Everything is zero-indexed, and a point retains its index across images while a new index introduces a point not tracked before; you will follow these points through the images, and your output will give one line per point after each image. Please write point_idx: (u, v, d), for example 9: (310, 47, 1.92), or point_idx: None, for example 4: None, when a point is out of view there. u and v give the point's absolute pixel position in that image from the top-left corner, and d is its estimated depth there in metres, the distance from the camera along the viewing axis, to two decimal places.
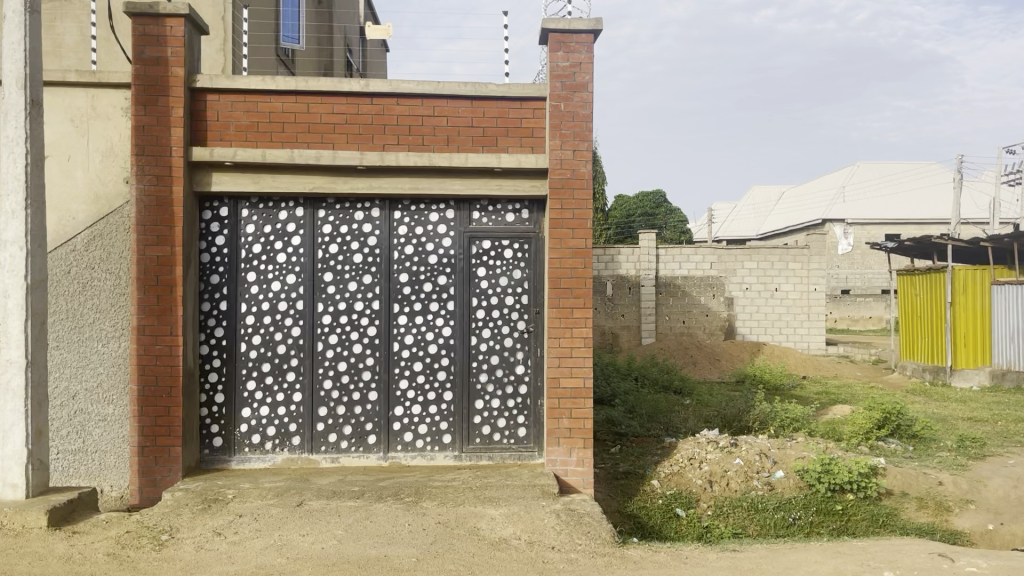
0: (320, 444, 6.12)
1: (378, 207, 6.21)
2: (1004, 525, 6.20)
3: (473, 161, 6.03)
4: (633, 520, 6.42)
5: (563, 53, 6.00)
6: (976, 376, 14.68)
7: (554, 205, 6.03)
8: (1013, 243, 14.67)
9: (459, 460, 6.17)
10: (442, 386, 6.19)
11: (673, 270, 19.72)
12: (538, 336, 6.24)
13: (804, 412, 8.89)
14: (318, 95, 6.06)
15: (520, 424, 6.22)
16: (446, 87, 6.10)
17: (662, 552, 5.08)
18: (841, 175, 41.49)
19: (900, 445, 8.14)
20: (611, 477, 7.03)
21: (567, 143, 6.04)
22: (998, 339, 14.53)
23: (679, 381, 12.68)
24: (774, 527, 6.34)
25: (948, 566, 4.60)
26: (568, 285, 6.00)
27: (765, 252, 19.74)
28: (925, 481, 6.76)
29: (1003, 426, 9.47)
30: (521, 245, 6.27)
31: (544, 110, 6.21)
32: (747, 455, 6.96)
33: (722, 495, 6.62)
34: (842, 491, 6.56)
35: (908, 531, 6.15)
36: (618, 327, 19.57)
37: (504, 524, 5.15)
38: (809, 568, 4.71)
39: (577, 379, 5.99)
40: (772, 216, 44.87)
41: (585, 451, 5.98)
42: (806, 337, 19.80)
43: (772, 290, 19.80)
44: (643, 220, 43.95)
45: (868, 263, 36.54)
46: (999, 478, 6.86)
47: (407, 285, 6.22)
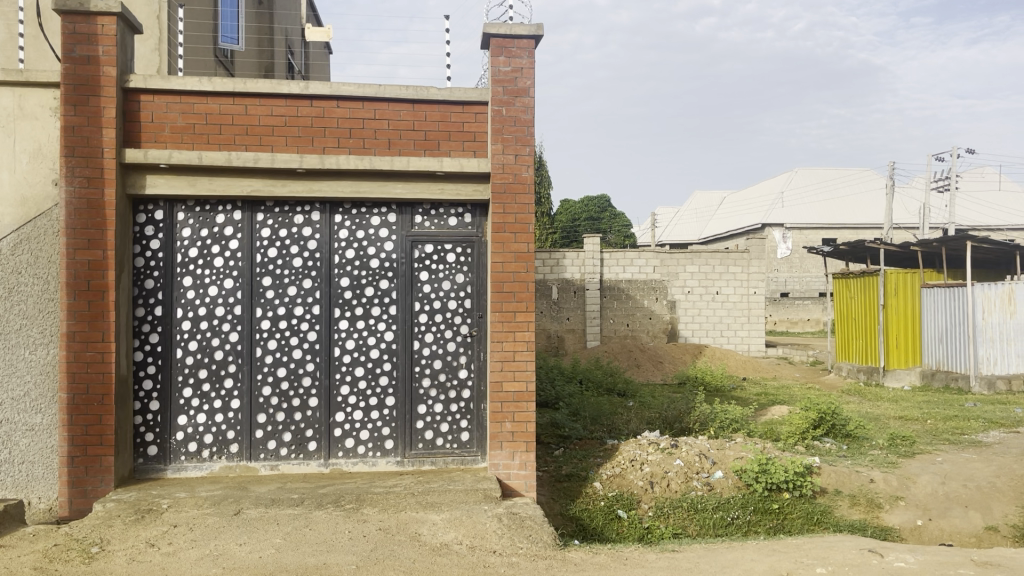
0: (259, 451, 6.01)
1: (318, 210, 6.14)
2: (932, 521, 6.42)
3: (415, 164, 6.00)
4: (576, 522, 6.44)
5: (505, 58, 6.03)
6: (907, 377, 15.27)
7: (496, 210, 6.04)
8: (941, 247, 15.15)
9: (402, 466, 6.13)
10: (385, 391, 6.14)
11: (617, 274, 19.93)
12: (481, 340, 6.25)
13: (743, 412, 9.07)
14: (256, 97, 5.98)
15: (463, 429, 6.21)
16: (387, 90, 6.06)
17: (602, 554, 5.13)
18: (780, 181, 42.43)
19: (834, 444, 8.35)
20: (553, 481, 7.06)
21: (509, 148, 6.06)
22: (929, 342, 14.99)
23: (623, 384, 12.82)
24: (712, 526, 6.42)
25: (877, 562, 4.74)
26: (510, 289, 6.01)
27: (707, 256, 20.09)
28: (857, 479, 6.96)
29: (932, 424, 9.79)
30: (464, 249, 6.27)
31: (486, 114, 6.23)
32: (687, 456, 7.10)
33: (663, 496, 6.69)
34: (778, 490, 6.69)
35: (841, 528, 6.30)
36: (563, 331, 19.68)
37: (446, 529, 5.14)
38: (745, 566, 4.79)
39: (520, 383, 6.01)
40: (715, 220, 45.64)
41: (527, 454, 6.00)
42: (747, 340, 20.21)
43: (714, 294, 20.15)
44: (588, 224, 44.33)
45: (806, 267, 37.46)
46: (927, 475, 7.09)
47: (348, 290, 6.16)
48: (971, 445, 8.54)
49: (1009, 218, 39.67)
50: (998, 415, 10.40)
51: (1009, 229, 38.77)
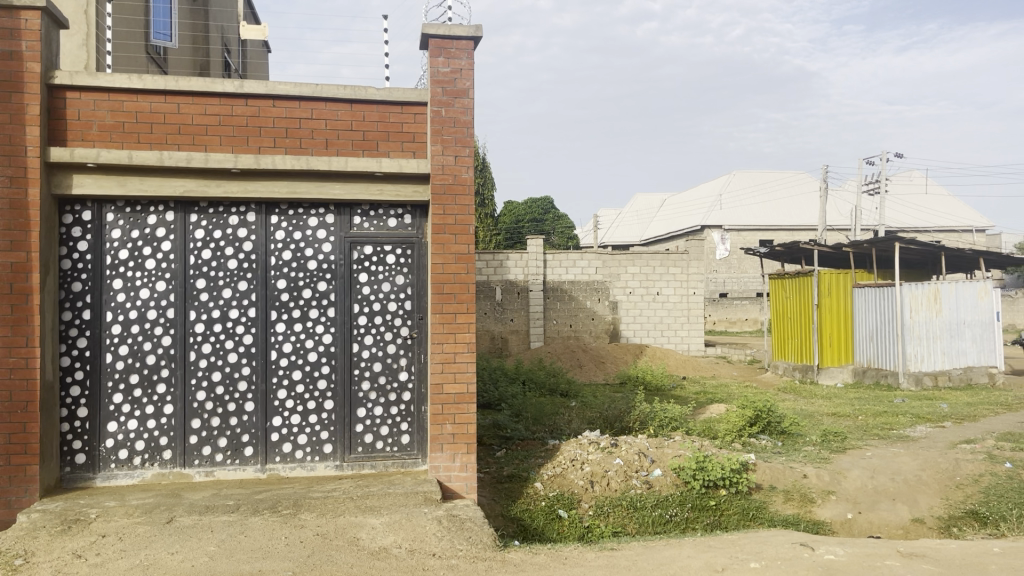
0: (193, 458, 5.88)
1: (254, 210, 6.04)
2: (861, 514, 6.60)
3: (353, 165, 5.94)
4: (517, 522, 6.41)
5: (444, 59, 6.00)
6: (839, 373, 15.73)
7: (436, 211, 6.01)
8: (872, 248, 15.56)
9: (341, 470, 6.06)
10: (323, 395, 6.07)
11: (560, 275, 20.03)
12: (422, 342, 6.22)
13: (682, 411, 9.20)
14: (189, 95, 5.85)
15: (403, 432, 6.17)
16: (324, 90, 5.99)
17: (542, 554, 5.15)
18: (719, 183, 43.23)
19: (770, 441, 8.54)
20: (495, 482, 7.04)
21: (449, 148, 6.04)
22: (861, 339, 15.50)
23: (566, 384, 12.90)
24: (652, 524, 6.44)
25: (808, 555, 4.87)
26: (450, 291, 5.99)
27: (647, 257, 20.34)
28: (791, 475, 7.14)
29: (863, 420, 10.08)
30: (404, 250, 6.23)
31: (425, 115, 6.20)
32: (626, 455, 7.18)
33: (603, 495, 6.75)
34: (715, 487, 6.81)
35: (776, 522, 6.42)
36: (507, 332, 19.68)
37: (384, 533, 5.09)
38: (682, 563, 4.86)
39: (461, 385, 6.00)
40: (656, 222, 46.25)
41: (468, 456, 5.99)
42: (686, 339, 20.53)
43: (655, 294, 20.42)
44: (531, 226, 44.49)
45: (744, 268, 38.23)
46: (857, 470, 7.30)
47: (285, 292, 6.07)
48: (899, 440, 8.83)
49: (935, 220, 41.09)
50: (924, 411, 10.76)
51: (936, 231, 40.20)
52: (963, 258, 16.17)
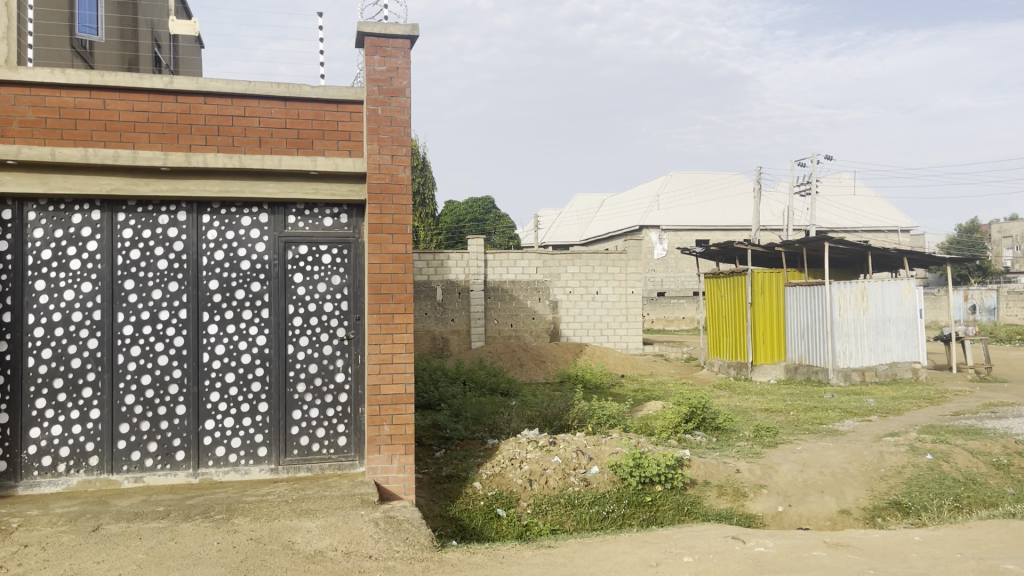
0: (121, 464, 5.73)
1: (185, 210, 5.90)
2: (792, 506, 6.78)
3: (287, 163, 5.86)
4: (456, 522, 6.38)
5: (380, 57, 5.96)
6: (773, 370, 16.11)
7: (373, 210, 5.97)
8: (803, 247, 15.98)
9: (276, 473, 5.97)
10: (257, 397, 5.96)
11: (500, 275, 20.06)
12: (358, 343, 6.16)
13: (619, 409, 9.32)
14: (115, 91, 5.69)
15: (340, 433, 6.11)
16: (258, 87, 5.90)
17: (479, 553, 5.16)
18: (657, 184, 43.86)
19: (704, 437, 8.71)
20: (433, 482, 7.01)
21: (385, 148, 6.00)
22: (793, 337, 15.93)
23: (506, 383, 12.94)
24: (589, 521, 6.52)
25: (739, 548, 4.99)
26: (388, 291, 5.96)
27: (587, 257, 20.52)
28: (724, 470, 7.29)
29: (794, 415, 10.36)
30: (340, 250, 6.16)
31: (361, 114, 6.15)
32: (565, 453, 7.25)
33: (541, 493, 6.80)
34: (651, 483, 6.91)
35: (709, 517, 6.56)
36: (447, 332, 19.61)
37: (320, 536, 5.01)
38: (617, 558, 4.92)
39: (398, 386, 5.97)
40: (596, 222, 46.67)
41: (406, 457, 5.96)
42: (625, 338, 20.77)
43: (594, 294, 20.63)
44: (472, 225, 44.47)
45: (682, 268, 38.85)
46: (787, 464, 7.51)
47: (216, 293, 5.95)
48: (828, 434, 9.09)
49: (864, 220, 42.43)
50: (852, 405, 11.10)
51: (864, 230, 41.51)
52: (889, 258, 16.75)
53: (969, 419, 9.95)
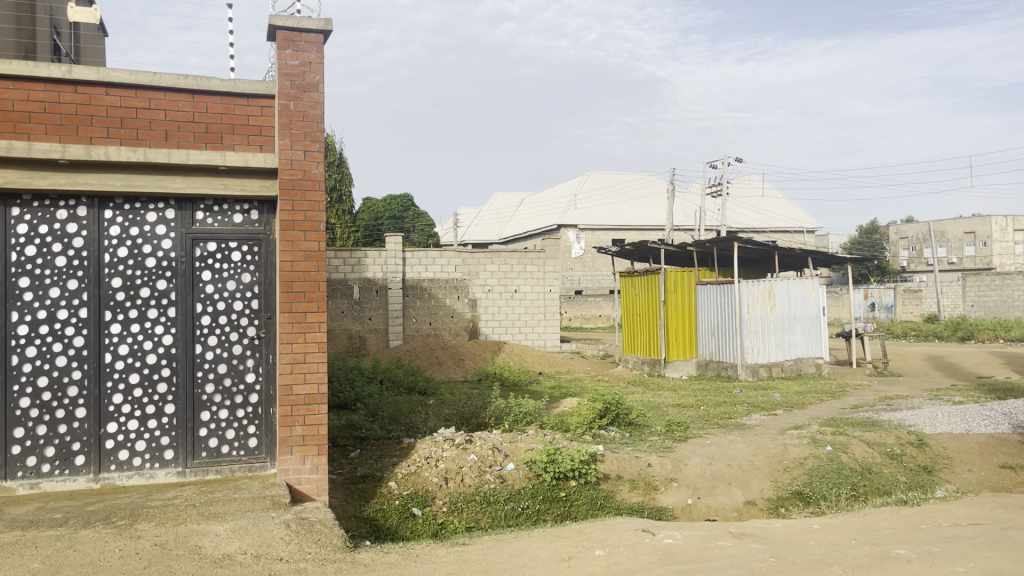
0: (16, 470, 5.46)
1: (85, 205, 5.67)
2: (700, 499, 6.98)
3: (195, 158, 5.71)
4: (370, 522, 6.30)
5: (292, 51, 5.86)
6: (684, 367, 16.47)
7: (284, 206, 5.86)
8: (714, 247, 16.45)
9: (183, 476, 5.81)
10: (163, 398, 5.79)
11: (419, 273, 19.93)
12: (269, 342, 6.04)
13: (536, 406, 9.42)
14: (9, 80, 5.43)
15: (250, 435, 5.98)
16: (163, 79, 5.72)
17: (393, 552, 5.13)
18: (574, 184, 44.38)
19: (618, 432, 8.88)
20: (348, 483, 6.90)
21: (297, 143, 5.90)
22: (703, 335, 16.46)
23: (424, 382, 12.91)
24: (504, 517, 6.56)
25: (648, 540, 5.11)
26: (300, 289, 5.86)
27: (505, 255, 20.64)
28: (637, 464, 7.45)
29: (704, 410, 10.66)
30: (250, 247, 6.03)
31: (273, 108, 6.03)
32: (480, 450, 7.27)
33: (457, 491, 6.80)
34: (565, 479, 7.02)
35: (622, 510, 6.68)
36: (364, 331, 19.35)
37: (228, 539, 4.88)
38: (530, 554, 4.97)
39: (311, 386, 5.88)
40: (515, 220, 46.90)
41: (319, 458, 5.88)
42: (543, 336, 21.00)
43: (512, 292, 20.79)
44: (391, 223, 44.13)
45: (599, 267, 39.48)
46: (697, 457, 7.73)
47: (120, 291, 5.73)
48: (735, 428, 9.40)
49: (773, 220, 43.93)
50: (759, 400, 11.49)
51: (771, 231, 42.98)
52: (794, 258, 17.41)
53: (867, 411, 10.43)
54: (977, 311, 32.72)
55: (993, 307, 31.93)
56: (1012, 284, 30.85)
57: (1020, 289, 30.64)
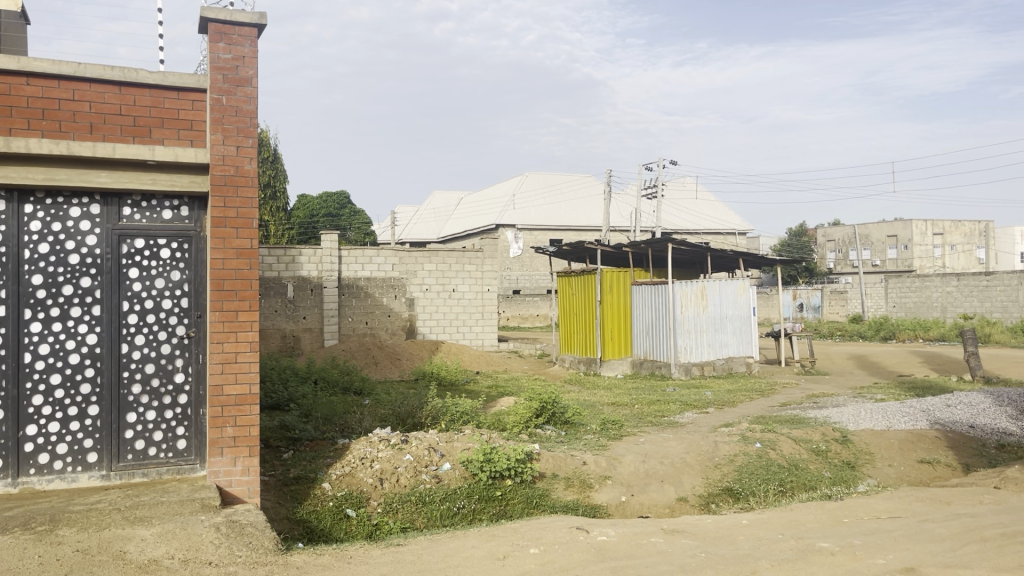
0: None
1: (4, 199, 5.45)
2: (634, 496, 7.08)
3: (122, 152, 5.53)
4: (303, 524, 6.20)
5: (224, 45, 5.74)
6: (620, 365, 16.65)
7: (215, 203, 5.73)
8: (649, 248, 16.68)
9: (107, 480, 5.64)
10: (87, 399, 5.60)
11: (355, 272, 19.72)
12: (199, 342, 5.90)
13: (473, 405, 9.43)
14: None
15: (179, 436, 5.83)
16: (88, 70, 5.54)
17: (325, 554, 5.07)
18: (512, 184, 44.52)
19: (554, 431, 8.94)
20: (280, 484, 6.77)
21: (229, 139, 5.77)
22: (638, 335, 16.67)
23: (360, 383, 12.79)
24: (439, 517, 6.54)
25: (582, 537, 5.17)
26: (231, 287, 5.74)
27: (443, 254, 20.59)
28: (572, 462, 7.52)
29: (638, 408, 10.82)
30: (180, 244, 5.88)
31: (204, 103, 5.90)
32: (416, 451, 7.24)
33: (392, 491, 6.77)
34: (501, 478, 7.05)
35: (557, 509, 6.73)
36: (298, 330, 19.00)
37: (155, 544, 4.75)
38: (465, 553, 4.97)
39: (242, 386, 5.76)
40: (453, 219, 46.79)
41: (250, 459, 5.77)
42: (480, 336, 21.04)
43: (449, 292, 20.76)
44: (327, 221, 43.61)
45: (536, 267, 39.69)
46: (630, 455, 7.83)
47: (41, 288, 5.52)
48: (668, 426, 9.56)
49: (706, 223, 44.82)
50: (691, 398, 11.72)
51: (704, 233, 43.83)
52: (726, 259, 17.77)
53: (794, 409, 10.72)
54: (899, 311, 33.92)
55: (913, 308, 33.14)
56: (931, 286, 32.07)
57: (938, 291, 31.87)
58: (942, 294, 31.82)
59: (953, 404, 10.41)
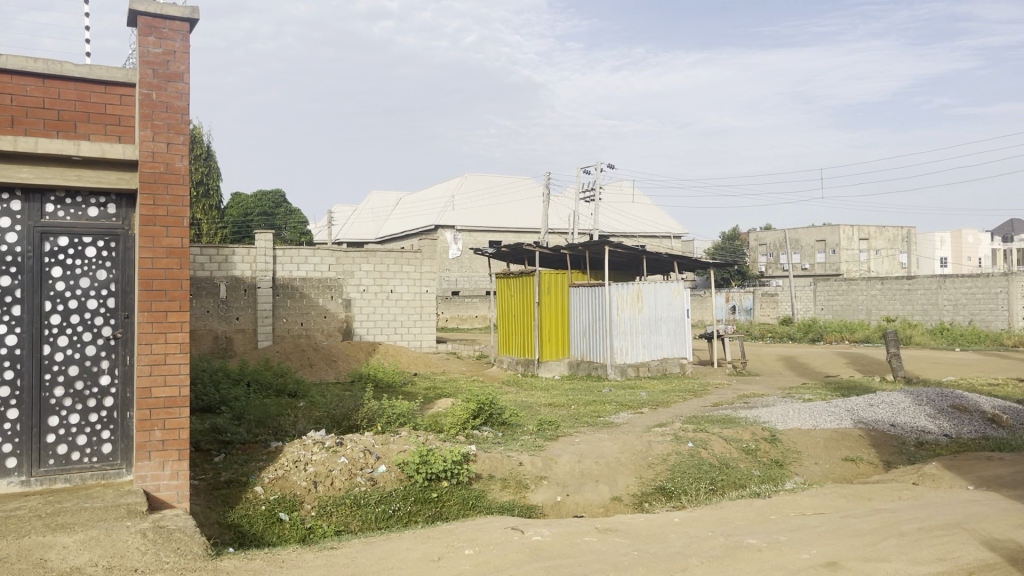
0: None
1: None
2: (569, 496, 7.15)
3: (45, 146, 5.35)
4: (234, 529, 6.08)
5: (155, 39, 5.60)
6: (557, 367, 16.83)
7: (144, 201, 5.59)
8: (584, 251, 16.96)
9: (27, 486, 5.44)
10: (6, 403, 5.39)
11: (290, 272, 19.44)
12: (127, 343, 5.75)
13: (410, 407, 9.40)
14: None
15: (104, 440, 5.67)
16: (9, 61, 5.35)
17: (257, 559, 5.00)
18: (451, 185, 44.44)
19: (491, 432, 8.96)
20: (211, 488, 6.63)
21: (159, 135, 5.64)
22: (575, 336, 16.78)
23: (294, 384, 12.60)
24: (374, 520, 6.49)
25: (517, 538, 5.20)
26: (161, 288, 5.60)
27: (381, 255, 20.43)
28: (508, 463, 7.55)
29: (575, 409, 10.92)
30: (107, 243, 5.72)
31: (133, 98, 5.75)
32: (351, 453, 7.16)
33: (326, 494, 6.70)
34: (437, 479, 7.03)
35: (492, 509, 6.76)
36: (232, 331, 18.60)
37: (78, 552, 4.61)
38: (399, 555, 4.96)
39: (171, 388, 5.63)
40: (392, 219, 46.46)
41: (180, 463, 5.63)
42: (418, 337, 20.96)
43: (387, 293, 20.61)
44: (262, 220, 42.88)
45: (475, 268, 39.75)
46: (566, 455, 7.90)
47: None
48: (604, 426, 9.68)
49: (643, 226, 45.49)
50: (627, 399, 11.87)
51: (641, 236, 44.48)
52: (661, 263, 18.09)
53: (726, 409, 10.93)
54: (827, 314, 34.82)
55: (840, 311, 34.16)
56: (857, 290, 33.10)
57: (864, 294, 32.92)
58: (867, 297, 32.86)
59: (875, 403, 10.79)
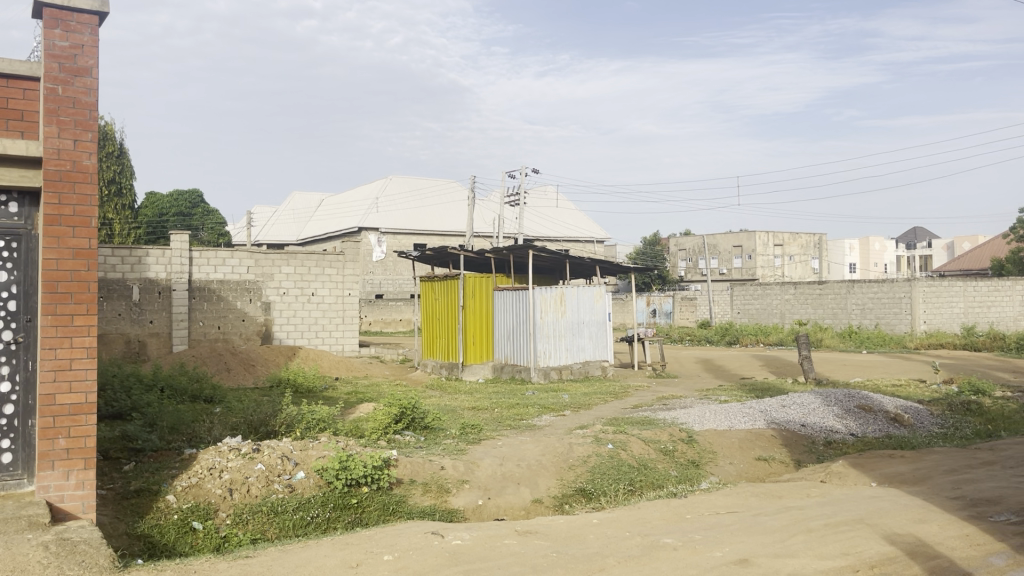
0: None
1: None
2: (490, 499, 7.17)
3: None
4: (144, 540, 5.89)
5: (61, 32, 5.39)
6: (481, 369, 16.89)
7: (49, 199, 5.37)
8: (509, 255, 16.96)
9: None
10: None
11: (207, 274, 18.95)
12: (29, 348, 5.50)
13: (330, 412, 9.24)
14: None
15: (4, 450, 5.38)
16: None
17: (167, 570, 4.85)
18: (375, 187, 44.01)
19: (412, 437, 8.89)
20: (119, 499, 6.38)
21: (66, 132, 5.43)
22: (499, 339, 16.86)
23: (210, 390, 12.26)
24: (292, 527, 6.39)
25: (437, 542, 5.17)
26: (66, 289, 5.39)
27: (302, 257, 20.08)
28: (429, 467, 7.51)
29: (498, 412, 10.95)
30: (8, 243, 5.47)
31: (36, 92, 5.52)
32: (268, 459, 7.01)
33: (242, 502, 6.54)
34: (357, 485, 6.93)
35: (413, 515, 6.73)
36: (145, 335, 17.99)
37: None
38: (316, 563, 4.88)
39: (77, 394, 5.41)
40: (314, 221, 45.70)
41: (86, 472, 5.41)
42: (340, 340, 20.66)
43: (308, 295, 20.23)
44: (178, 220, 41.67)
45: (399, 271, 39.47)
46: (489, 458, 7.91)
47: None
48: (526, 429, 9.74)
49: (567, 230, 45.96)
50: (549, 401, 11.95)
51: (565, 240, 44.91)
52: (582, 267, 18.40)
53: (646, 411, 11.13)
54: (743, 318, 35.66)
55: (754, 314, 35.14)
56: (771, 294, 34.14)
57: (778, 299, 33.97)
58: (781, 301, 33.92)
59: (787, 404, 11.17)
